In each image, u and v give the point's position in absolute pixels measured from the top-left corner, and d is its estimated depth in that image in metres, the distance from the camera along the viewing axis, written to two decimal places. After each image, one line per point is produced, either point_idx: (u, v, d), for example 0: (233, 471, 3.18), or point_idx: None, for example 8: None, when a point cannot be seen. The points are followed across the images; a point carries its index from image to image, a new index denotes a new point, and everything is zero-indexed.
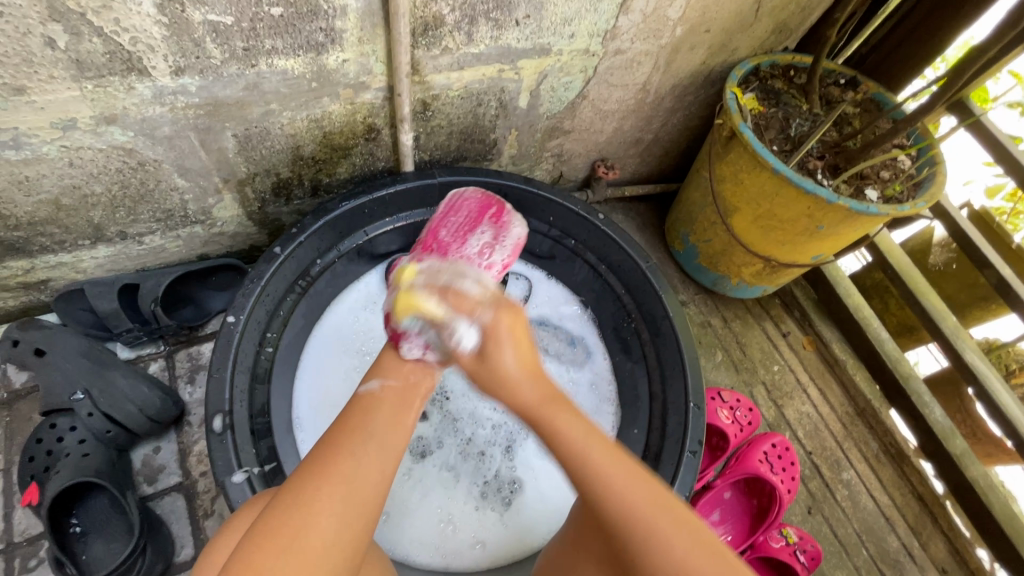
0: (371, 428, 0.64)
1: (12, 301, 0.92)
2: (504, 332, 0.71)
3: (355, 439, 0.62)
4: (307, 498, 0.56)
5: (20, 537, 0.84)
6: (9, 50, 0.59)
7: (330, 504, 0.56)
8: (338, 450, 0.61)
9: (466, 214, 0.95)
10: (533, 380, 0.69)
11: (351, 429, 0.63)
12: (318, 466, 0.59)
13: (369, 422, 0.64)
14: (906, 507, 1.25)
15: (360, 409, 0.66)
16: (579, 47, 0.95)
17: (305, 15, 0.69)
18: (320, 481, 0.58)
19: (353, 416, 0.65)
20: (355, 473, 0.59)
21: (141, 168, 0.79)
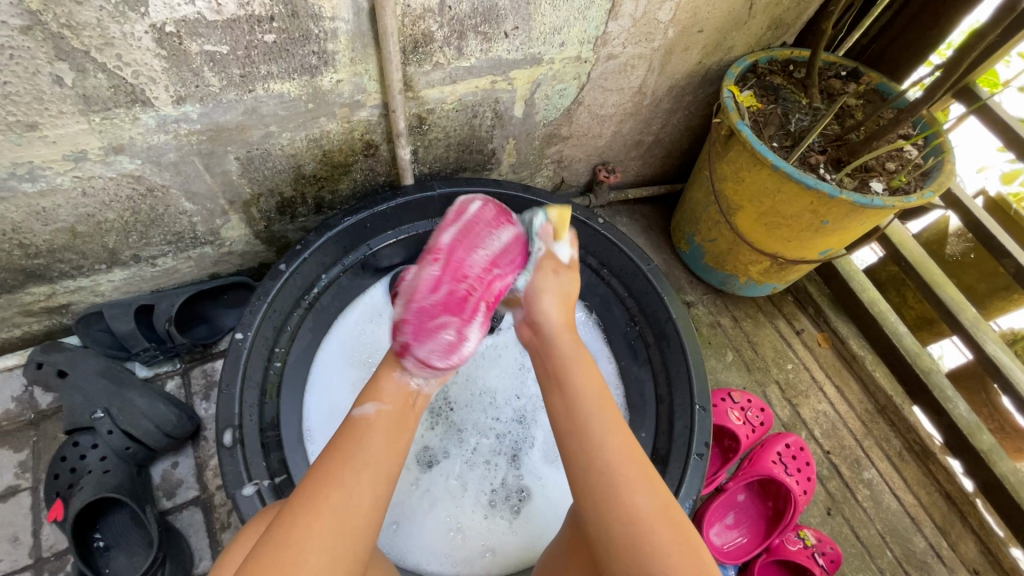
0: (362, 455, 0.61)
1: (36, 325, 0.97)
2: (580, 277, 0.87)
3: (346, 464, 0.60)
4: (295, 534, 0.55)
5: (48, 552, 0.87)
6: (21, 90, 0.63)
7: (323, 535, 0.55)
8: (323, 482, 0.58)
9: (488, 222, 0.84)
10: (564, 309, 0.80)
11: (343, 455, 0.61)
12: (305, 499, 0.57)
13: (363, 448, 0.62)
14: (933, 506, 1.21)
15: (355, 439, 0.63)
16: (571, 55, 0.96)
17: (298, 40, 0.71)
18: (310, 512, 0.56)
19: (343, 440, 0.63)
20: (350, 502, 0.58)
21: (150, 194, 0.82)
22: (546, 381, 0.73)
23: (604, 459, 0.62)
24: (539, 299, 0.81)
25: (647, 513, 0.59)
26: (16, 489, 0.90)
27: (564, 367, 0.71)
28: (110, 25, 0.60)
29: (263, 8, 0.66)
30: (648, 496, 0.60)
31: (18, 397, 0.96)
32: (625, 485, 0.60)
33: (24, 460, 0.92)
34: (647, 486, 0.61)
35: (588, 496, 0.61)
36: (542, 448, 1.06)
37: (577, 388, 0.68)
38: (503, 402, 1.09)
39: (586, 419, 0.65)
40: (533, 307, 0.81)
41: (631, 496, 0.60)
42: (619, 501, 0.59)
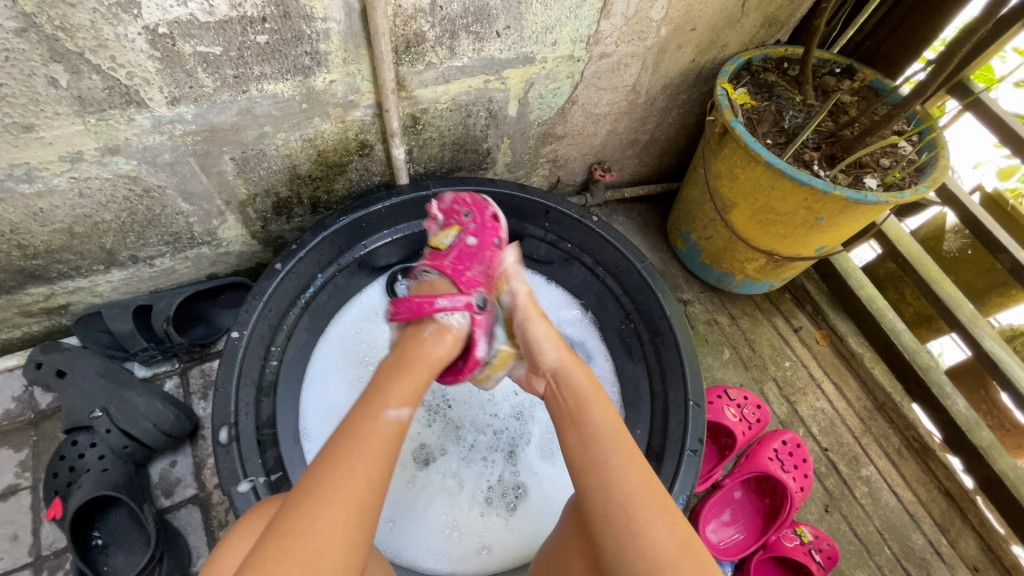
0: (383, 454, 0.60)
1: (35, 326, 0.98)
2: None
3: (366, 460, 0.58)
4: (310, 524, 0.53)
5: (47, 550, 0.88)
6: (17, 92, 0.63)
7: (340, 529, 0.54)
8: (340, 474, 0.57)
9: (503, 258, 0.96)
10: (562, 347, 0.81)
11: (361, 449, 0.59)
12: (320, 490, 0.56)
13: (384, 447, 0.60)
14: (932, 503, 1.21)
15: (375, 437, 0.61)
16: (564, 54, 0.96)
17: (290, 41, 0.72)
18: (327, 505, 0.55)
19: (358, 431, 0.61)
20: (369, 498, 0.57)
21: (147, 195, 0.83)
22: (562, 419, 0.73)
23: (621, 493, 0.61)
24: (537, 342, 0.81)
25: (666, 546, 0.58)
26: (16, 488, 0.91)
27: (579, 405, 0.71)
28: (104, 27, 0.61)
29: (255, 9, 0.67)
30: (666, 529, 0.59)
31: (18, 397, 0.97)
32: (643, 519, 0.59)
33: (24, 459, 0.93)
34: (663, 522, 0.59)
35: (604, 531, 0.60)
36: (538, 445, 1.06)
37: (593, 425, 0.68)
38: (501, 400, 1.09)
39: (603, 455, 0.65)
40: (533, 350, 0.81)
41: (648, 528, 0.59)
42: (637, 534, 0.58)
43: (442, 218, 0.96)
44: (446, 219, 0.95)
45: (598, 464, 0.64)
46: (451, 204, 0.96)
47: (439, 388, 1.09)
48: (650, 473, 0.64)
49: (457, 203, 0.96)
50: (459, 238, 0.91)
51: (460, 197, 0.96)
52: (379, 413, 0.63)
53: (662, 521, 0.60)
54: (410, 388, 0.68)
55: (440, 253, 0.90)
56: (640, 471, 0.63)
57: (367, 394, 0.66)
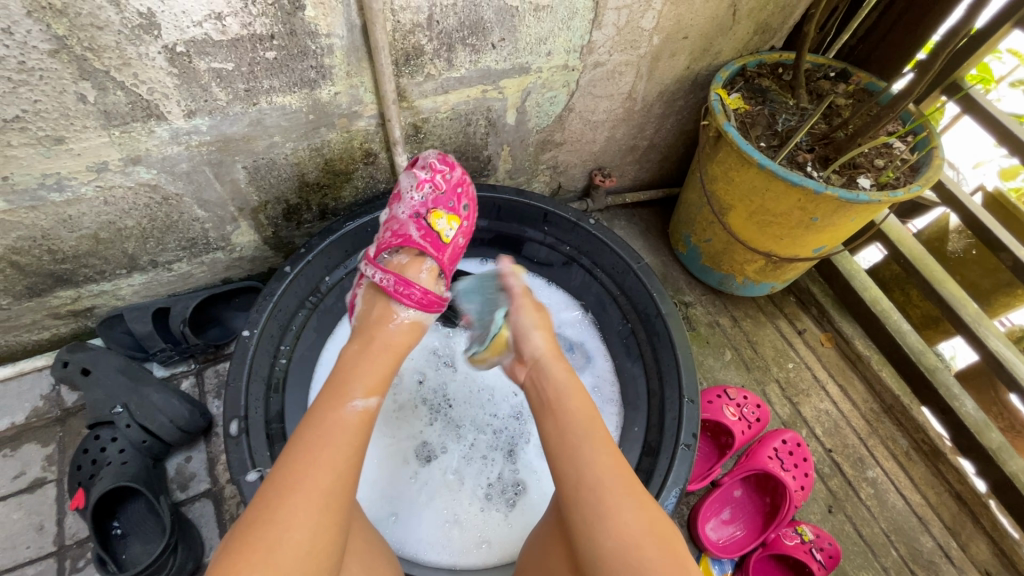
0: (350, 443, 0.62)
1: (63, 328, 1.04)
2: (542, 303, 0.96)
3: (333, 449, 0.61)
4: (277, 516, 0.56)
5: (70, 540, 0.92)
6: (49, 107, 0.69)
7: (308, 517, 0.56)
8: (305, 465, 0.59)
9: None
10: (546, 333, 0.85)
11: (325, 439, 0.61)
12: (289, 482, 0.58)
13: (349, 435, 0.63)
14: (942, 506, 1.19)
15: (339, 424, 0.63)
16: (559, 63, 1.00)
17: (297, 56, 0.77)
18: (295, 495, 0.57)
19: (322, 421, 0.63)
20: (333, 486, 0.59)
21: (166, 203, 0.89)
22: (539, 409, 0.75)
23: (592, 477, 0.64)
24: (525, 330, 0.85)
25: (633, 528, 0.60)
26: (43, 481, 0.96)
27: (551, 393, 0.74)
28: (127, 47, 0.67)
29: (264, 27, 0.72)
30: (632, 513, 0.61)
31: (46, 395, 1.03)
32: (613, 501, 0.62)
33: (51, 453, 0.99)
34: (632, 504, 0.62)
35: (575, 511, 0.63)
36: (537, 444, 1.09)
37: (566, 413, 0.71)
38: (500, 400, 1.12)
39: (576, 442, 0.67)
40: (522, 340, 0.84)
41: (616, 509, 0.61)
42: (607, 515, 0.61)
43: (442, 195, 0.96)
44: (446, 200, 0.96)
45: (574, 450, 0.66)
46: (459, 188, 0.97)
47: (441, 388, 1.12)
48: (619, 457, 0.67)
49: (464, 188, 0.99)
50: (457, 234, 0.98)
51: (468, 187, 0.99)
52: (345, 404, 0.65)
53: (631, 503, 0.62)
54: (376, 377, 0.70)
55: (440, 243, 0.95)
56: (607, 455, 0.66)
57: (332, 386, 0.68)
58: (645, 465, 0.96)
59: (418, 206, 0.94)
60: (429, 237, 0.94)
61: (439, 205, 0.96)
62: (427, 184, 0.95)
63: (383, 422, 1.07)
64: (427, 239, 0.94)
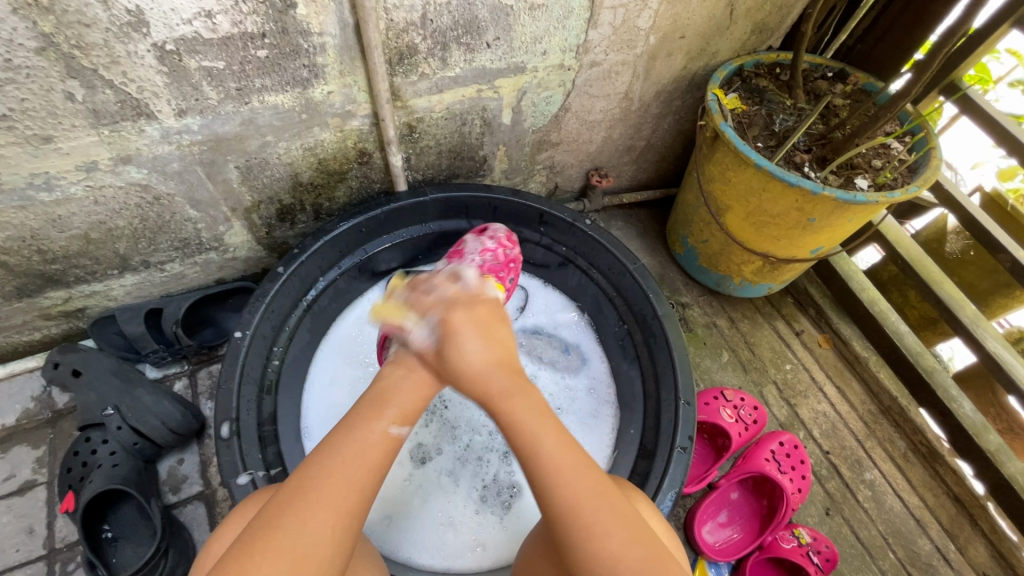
0: (379, 465, 0.62)
1: (54, 329, 1.03)
2: (459, 322, 0.73)
3: (363, 468, 0.61)
4: (295, 523, 0.56)
5: (60, 543, 0.91)
6: (37, 106, 0.69)
7: (328, 530, 0.57)
8: (330, 478, 0.59)
9: None
10: (491, 366, 0.70)
11: (354, 458, 0.61)
12: (304, 493, 0.58)
13: (379, 459, 0.63)
14: (939, 508, 1.18)
15: (367, 444, 0.63)
16: (554, 62, 1.00)
17: (289, 55, 0.77)
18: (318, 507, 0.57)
19: (355, 439, 0.63)
20: (356, 506, 0.59)
21: (157, 203, 0.88)
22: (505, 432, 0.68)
23: (579, 503, 0.60)
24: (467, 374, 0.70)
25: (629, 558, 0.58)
26: (33, 483, 0.95)
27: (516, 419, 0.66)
28: (116, 45, 0.66)
29: (255, 26, 0.71)
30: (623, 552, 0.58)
31: (37, 397, 1.02)
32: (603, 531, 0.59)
33: (41, 456, 0.98)
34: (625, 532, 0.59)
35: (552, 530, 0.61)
36: None
37: (541, 437, 0.64)
38: None
39: (557, 465, 0.63)
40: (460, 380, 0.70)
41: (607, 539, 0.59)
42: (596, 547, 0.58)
43: (498, 264, 1.01)
44: (500, 270, 1.01)
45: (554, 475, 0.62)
46: (513, 265, 1.05)
47: (436, 389, 1.11)
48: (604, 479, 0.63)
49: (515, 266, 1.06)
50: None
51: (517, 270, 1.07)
52: (379, 427, 0.65)
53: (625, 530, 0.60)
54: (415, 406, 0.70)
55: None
56: (592, 482, 0.62)
57: (370, 406, 0.68)
58: (642, 467, 0.96)
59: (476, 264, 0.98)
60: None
61: (494, 271, 0.99)
62: (489, 253, 1.01)
63: None
64: None
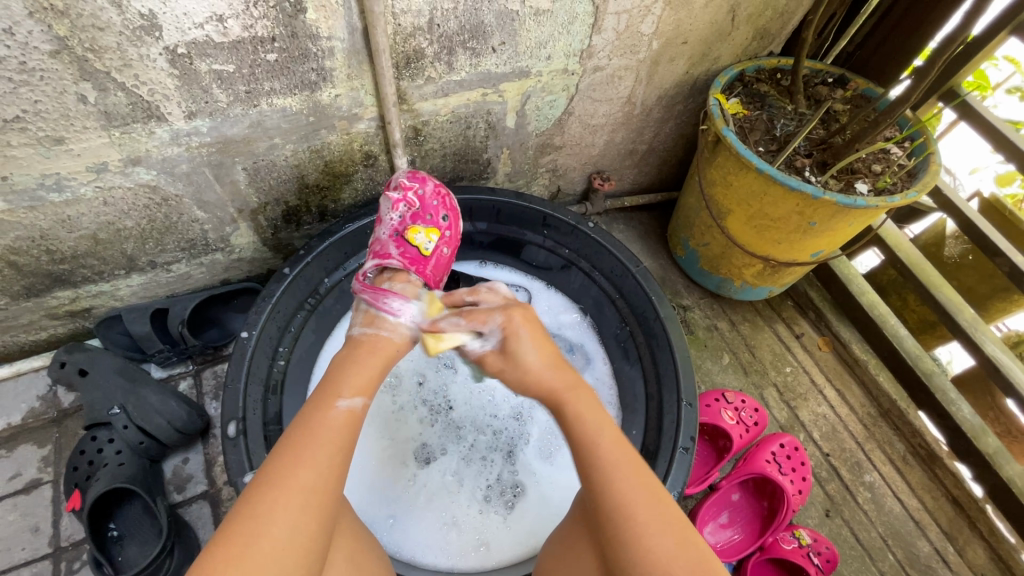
0: (340, 443, 0.63)
1: (60, 328, 1.04)
2: (520, 327, 0.79)
3: (321, 445, 0.62)
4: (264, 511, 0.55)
5: (66, 541, 0.92)
6: (49, 108, 0.69)
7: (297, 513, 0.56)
8: (290, 461, 0.60)
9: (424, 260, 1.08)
10: (552, 365, 0.76)
11: (312, 439, 0.62)
12: (279, 472, 0.59)
13: (336, 433, 0.64)
14: (939, 511, 1.19)
15: (326, 423, 0.64)
16: (558, 67, 1.01)
17: (298, 58, 0.78)
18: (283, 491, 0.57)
19: (311, 421, 0.64)
20: (315, 483, 0.59)
21: (165, 204, 0.89)
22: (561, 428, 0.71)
23: (624, 496, 0.61)
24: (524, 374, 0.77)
25: (665, 553, 0.57)
26: (39, 482, 0.96)
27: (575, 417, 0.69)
28: (129, 48, 0.67)
29: (265, 30, 0.72)
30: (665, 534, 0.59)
31: (43, 396, 1.03)
32: (646, 524, 0.59)
33: (47, 454, 0.98)
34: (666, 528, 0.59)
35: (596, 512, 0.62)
36: (537, 446, 1.09)
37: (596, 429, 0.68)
38: (500, 401, 1.12)
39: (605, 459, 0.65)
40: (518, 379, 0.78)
41: (646, 531, 0.59)
42: (637, 539, 0.58)
43: (417, 210, 0.97)
44: (423, 214, 0.97)
45: (604, 468, 0.64)
46: (433, 202, 0.98)
47: (440, 389, 1.12)
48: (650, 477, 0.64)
49: (439, 200, 0.99)
50: (439, 245, 1.00)
51: (443, 196, 0.99)
52: (332, 404, 0.66)
53: (659, 520, 0.60)
54: (364, 378, 0.71)
55: (422, 258, 0.97)
56: (644, 484, 0.63)
57: (320, 389, 0.69)
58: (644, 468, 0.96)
59: (395, 225, 0.96)
60: (410, 254, 0.96)
61: (417, 219, 0.97)
62: (400, 203, 0.95)
63: (382, 423, 1.07)
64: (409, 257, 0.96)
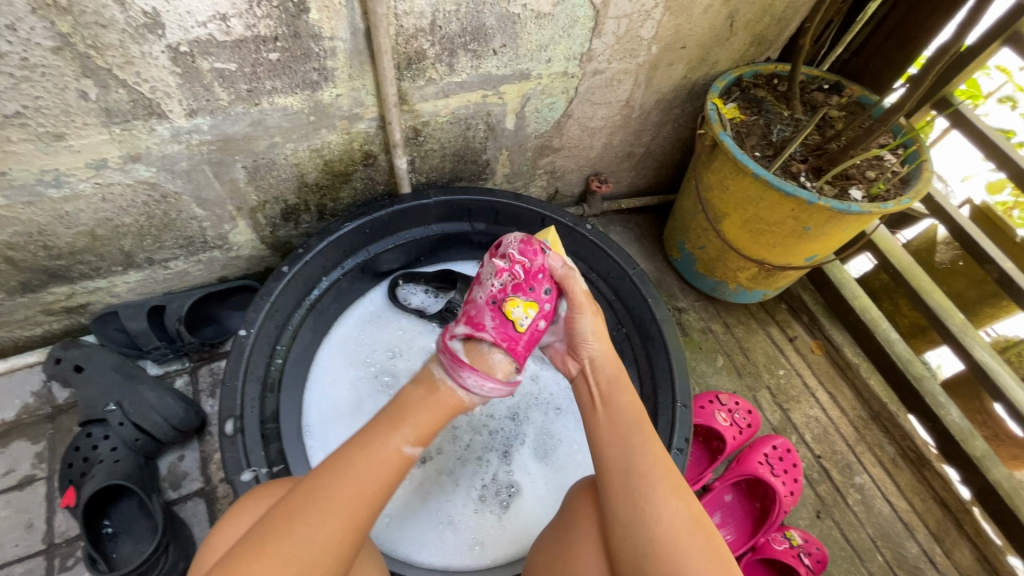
0: (389, 478, 0.64)
1: (56, 324, 1.03)
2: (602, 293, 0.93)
3: (371, 474, 0.63)
4: (294, 528, 0.57)
5: (60, 538, 0.92)
6: (50, 103, 0.69)
7: (331, 532, 0.58)
8: (333, 478, 0.61)
9: None
10: (606, 343, 0.86)
11: (363, 462, 0.63)
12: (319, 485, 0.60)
13: (388, 467, 0.64)
14: (927, 513, 1.21)
15: (376, 452, 0.65)
16: (558, 70, 1.02)
17: (300, 58, 0.78)
18: (319, 508, 0.58)
19: (368, 447, 0.65)
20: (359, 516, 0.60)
21: (164, 201, 0.89)
22: (592, 402, 0.79)
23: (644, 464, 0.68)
24: (582, 337, 0.86)
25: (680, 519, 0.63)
26: (32, 478, 0.95)
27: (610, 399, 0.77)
28: (131, 45, 0.67)
29: (268, 29, 0.73)
30: (687, 537, 0.62)
31: (37, 392, 1.02)
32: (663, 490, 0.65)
33: (40, 451, 0.98)
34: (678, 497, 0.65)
35: (615, 504, 0.65)
36: (532, 446, 1.10)
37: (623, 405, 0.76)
38: (496, 401, 1.13)
39: (628, 431, 0.72)
40: (579, 342, 0.86)
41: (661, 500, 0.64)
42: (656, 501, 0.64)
43: (520, 280, 0.87)
44: (525, 285, 0.87)
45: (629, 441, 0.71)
46: (540, 274, 0.88)
47: None
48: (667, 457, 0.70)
49: (544, 272, 0.89)
50: (536, 321, 0.86)
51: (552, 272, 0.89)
52: (391, 437, 0.67)
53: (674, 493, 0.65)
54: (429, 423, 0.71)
55: (516, 334, 0.84)
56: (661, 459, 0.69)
57: (387, 419, 0.69)
58: None
59: (494, 292, 0.87)
60: (504, 329, 0.84)
61: (518, 292, 0.86)
62: (505, 271, 0.87)
63: None
64: (501, 331, 0.84)
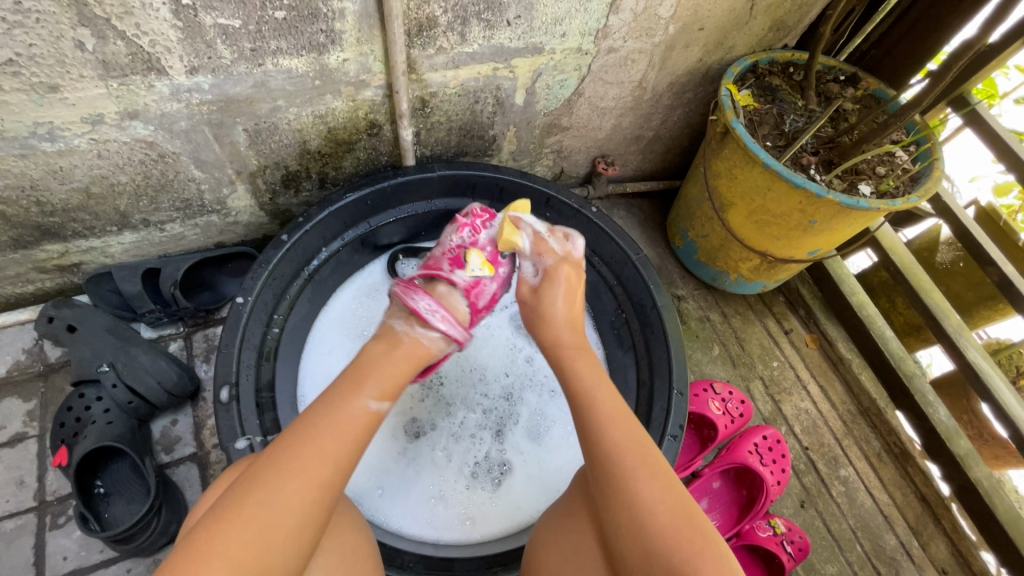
0: (355, 435, 0.64)
1: (48, 282, 1.01)
2: (561, 275, 0.89)
3: (334, 437, 0.62)
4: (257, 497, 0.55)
5: (51, 496, 0.92)
6: (45, 52, 0.67)
7: (302, 499, 0.56)
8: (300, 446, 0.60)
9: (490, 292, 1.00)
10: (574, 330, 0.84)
11: (329, 425, 0.63)
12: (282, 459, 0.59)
13: (355, 426, 0.64)
14: (906, 506, 1.23)
15: (343, 416, 0.64)
16: (572, 46, 0.99)
17: (307, 18, 0.75)
18: (289, 476, 0.57)
19: (331, 408, 0.64)
20: (329, 476, 0.59)
21: (161, 160, 0.86)
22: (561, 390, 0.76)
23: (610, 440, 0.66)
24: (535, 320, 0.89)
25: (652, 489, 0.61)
26: (23, 436, 0.95)
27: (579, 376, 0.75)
28: None
29: None
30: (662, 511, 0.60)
31: (29, 350, 1.01)
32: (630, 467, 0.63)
33: (32, 409, 0.97)
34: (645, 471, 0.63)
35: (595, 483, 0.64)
36: (525, 426, 1.10)
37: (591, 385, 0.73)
38: (491, 380, 1.13)
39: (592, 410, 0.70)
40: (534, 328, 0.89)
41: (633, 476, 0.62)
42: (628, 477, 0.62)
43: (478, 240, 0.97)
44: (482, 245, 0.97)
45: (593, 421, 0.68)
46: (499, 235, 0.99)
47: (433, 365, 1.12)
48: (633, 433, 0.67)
49: None
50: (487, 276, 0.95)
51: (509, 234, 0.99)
52: (356, 398, 0.66)
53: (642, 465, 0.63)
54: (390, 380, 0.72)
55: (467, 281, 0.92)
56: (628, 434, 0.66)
57: (348, 379, 0.69)
58: None
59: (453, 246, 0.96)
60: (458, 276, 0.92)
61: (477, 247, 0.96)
62: (466, 228, 0.97)
63: None
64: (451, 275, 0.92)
